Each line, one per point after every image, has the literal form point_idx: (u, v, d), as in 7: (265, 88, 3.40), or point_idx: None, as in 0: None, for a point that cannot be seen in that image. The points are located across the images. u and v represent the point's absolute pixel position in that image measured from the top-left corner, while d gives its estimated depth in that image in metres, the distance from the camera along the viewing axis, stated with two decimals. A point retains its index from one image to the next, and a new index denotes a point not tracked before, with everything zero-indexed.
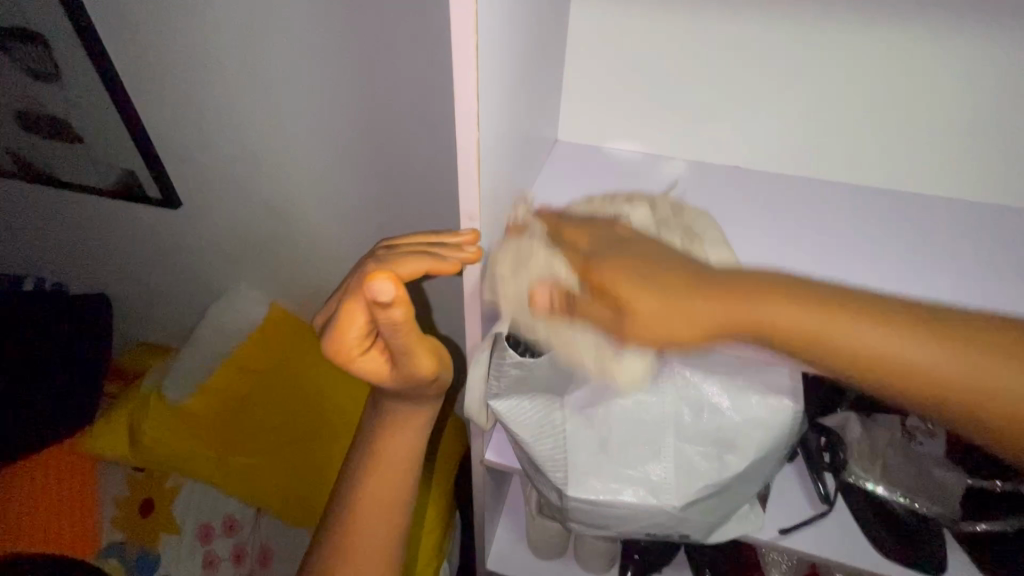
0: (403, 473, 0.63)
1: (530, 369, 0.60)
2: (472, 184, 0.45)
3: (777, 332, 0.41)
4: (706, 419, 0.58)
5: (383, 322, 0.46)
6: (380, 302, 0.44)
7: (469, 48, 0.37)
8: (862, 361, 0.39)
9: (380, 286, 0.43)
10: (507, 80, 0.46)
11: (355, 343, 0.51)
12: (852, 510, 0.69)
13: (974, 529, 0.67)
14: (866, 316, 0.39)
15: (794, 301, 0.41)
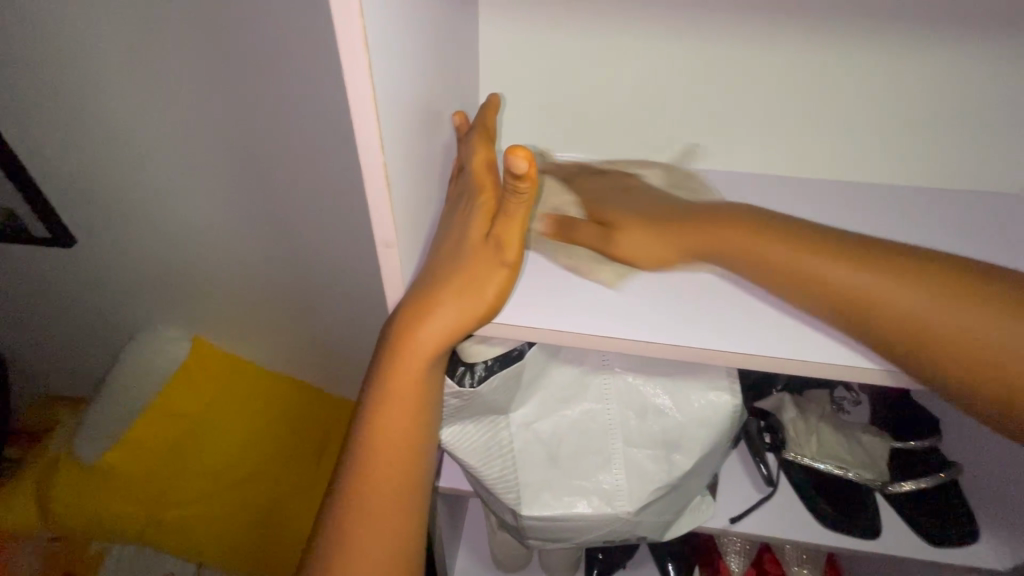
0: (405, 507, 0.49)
1: (469, 399, 0.54)
2: (383, 213, 0.41)
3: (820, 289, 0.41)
4: (651, 421, 0.58)
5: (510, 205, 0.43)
6: (514, 178, 0.39)
7: (360, 73, 0.34)
8: (856, 299, 0.39)
9: (517, 160, 0.37)
10: (412, 98, 0.43)
11: (479, 241, 0.46)
12: (794, 486, 0.72)
13: (903, 489, 0.72)
14: (899, 271, 0.38)
15: (829, 252, 0.41)
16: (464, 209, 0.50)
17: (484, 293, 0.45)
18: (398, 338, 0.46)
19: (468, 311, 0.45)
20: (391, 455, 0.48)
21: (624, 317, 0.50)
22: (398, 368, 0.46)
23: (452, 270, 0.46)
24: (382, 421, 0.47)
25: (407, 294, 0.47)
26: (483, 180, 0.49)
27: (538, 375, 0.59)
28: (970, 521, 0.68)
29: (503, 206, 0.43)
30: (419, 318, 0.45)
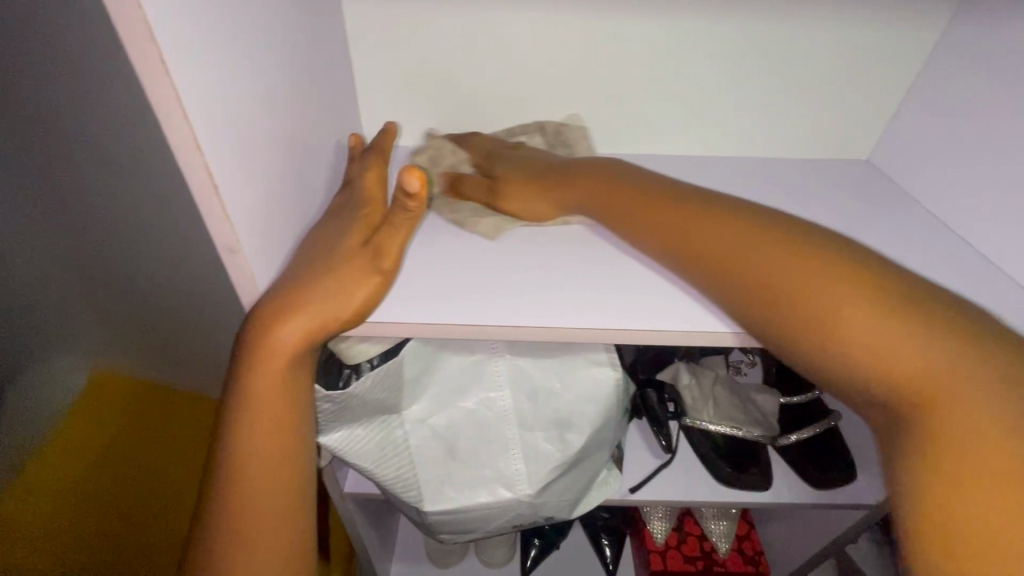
0: (279, 524, 0.46)
1: (345, 400, 0.53)
2: (219, 217, 0.39)
3: (728, 266, 0.42)
4: (543, 403, 0.60)
5: (396, 218, 0.44)
6: (404, 195, 0.42)
7: (162, 76, 0.32)
8: (764, 288, 0.39)
9: (411, 178, 0.41)
10: (239, 96, 0.41)
11: (355, 249, 0.46)
12: (694, 448, 0.77)
13: (790, 440, 0.76)
14: (901, 317, 0.34)
15: (860, 280, 0.35)
16: (345, 219, 0.49)
17: (349, 298, 0.43)
18: (255, 344, 0.43)
19: (332, 315, 0.43)
20: (257, 471, 0.45)
21: (496, 304, 0.51)
22: (260, 374, 0.43)
23: (318, 274, 0.44)
24: (253, 428, 0.44)
25: (261, 299, 0.44)
26: (373, 197, 0.50)
27: (426, 370, 0.58)
28: (846, 463, 0.75)
29: (389, 219, 0.45)
30: (272, 324, 0.42)
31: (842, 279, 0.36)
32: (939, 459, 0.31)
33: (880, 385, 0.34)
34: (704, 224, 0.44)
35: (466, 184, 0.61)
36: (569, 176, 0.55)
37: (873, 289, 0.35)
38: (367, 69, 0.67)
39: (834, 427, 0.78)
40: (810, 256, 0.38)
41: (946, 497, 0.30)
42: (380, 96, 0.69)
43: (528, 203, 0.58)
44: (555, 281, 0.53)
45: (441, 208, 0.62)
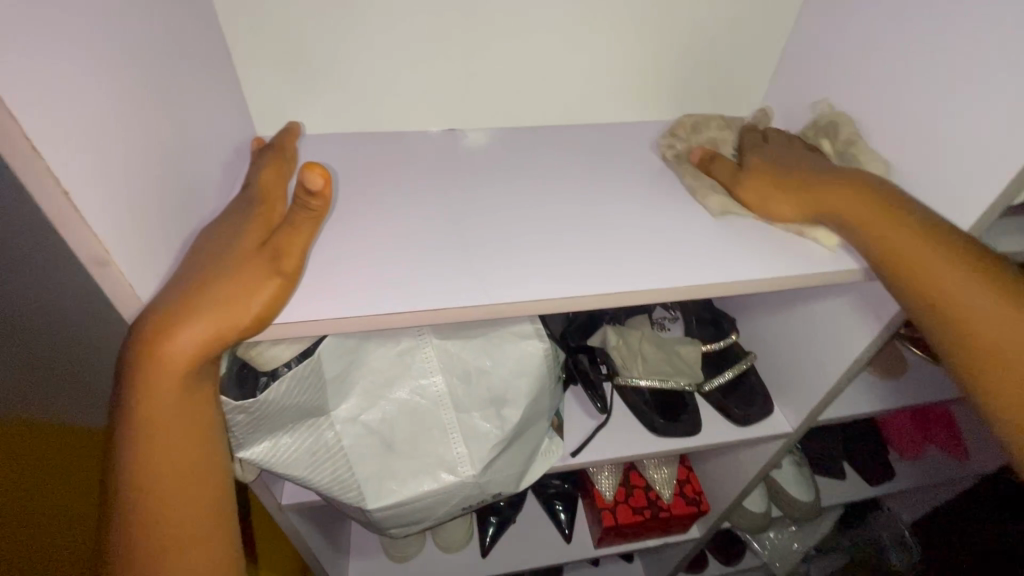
0: (202, 546, 0.43)
1: (258, 409, 0.50)
2: (75, 223, 0.35)
3: (928, 287, 0.48)
4: (476, 383, 0.59)
5: (297, 213, 0.41)
6: (306, 191, 0.39)
7: None
8: (931, 293, 0.48)
9: (311, 175, 0.38)
10: (86, 89, 0.37)
11: (253, 249, 0.43)
12: (629, 405, 0.80)
13: (714, 384, 0.82)
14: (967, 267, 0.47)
15: (907, 227, 0.49)
16: (239, 218, 0.46)
17: (246, 304, 0.40)
18: (139, 360, 0.38)
19: (229, 323, 0.40)
20: (166, 493, 0.41)
21: (416, 288, 0.49)
22: (151, 392, 0.39)
23: (209, 278, 0.41)
24: (151, 449, 0.40)
25: (148, 310, 0.40)
26: (267, 198, 0.48)
27: (351, 366, 0.56)
28: (764, 397, 0.81)
29: (288, 218, 0.42)
30: (163, 333, 0.38)
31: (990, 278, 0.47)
32: (997, 365, 0.46)
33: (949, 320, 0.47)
34: (866, 212, 0.52)
35: (718, 164, 0.63)
36: (812, 179, 0.56)
37: (942, 260, 0.48)
38: (247, 53, 0.62)
39: (751, 366, 0.84)
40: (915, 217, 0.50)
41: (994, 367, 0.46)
42: (267, 84, 0.65)
43: (767, 202, 0.58)
44: (472, 259, 0.53)
45: (348, 197, 0.60)
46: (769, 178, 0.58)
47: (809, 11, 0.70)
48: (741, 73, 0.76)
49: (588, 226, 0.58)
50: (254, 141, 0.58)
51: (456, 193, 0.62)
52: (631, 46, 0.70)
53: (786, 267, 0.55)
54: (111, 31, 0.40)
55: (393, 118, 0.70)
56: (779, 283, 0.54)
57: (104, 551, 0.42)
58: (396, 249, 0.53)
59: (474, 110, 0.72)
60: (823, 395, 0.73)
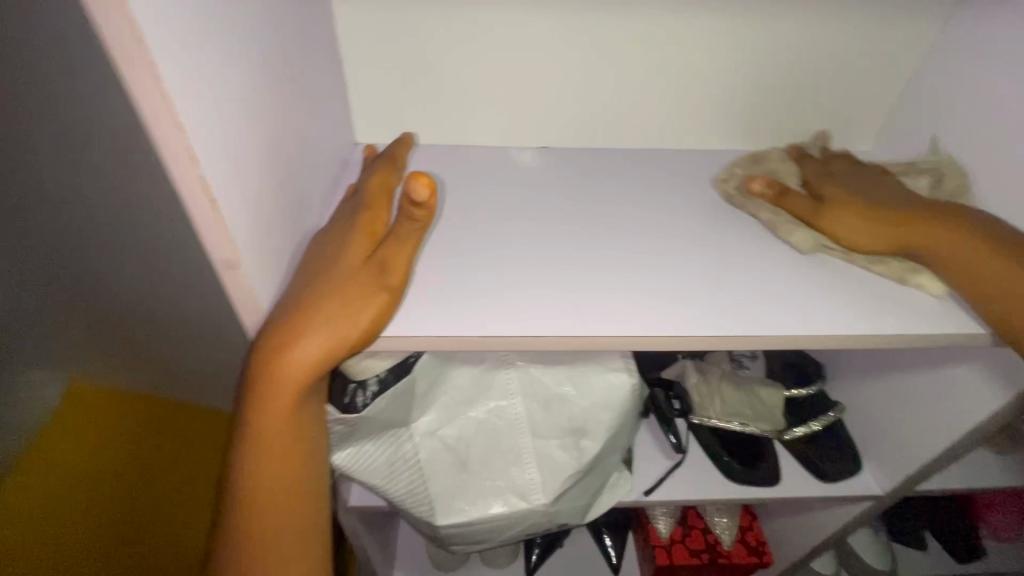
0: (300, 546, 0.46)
1: (357, 423, 0.51)
2: (214, 230, 0.36)
3: (1006, 296, 0.46)
4: (557, 410, 0.58)
5: (409, 224, 0.42)
6: (414, 202, 0.40)
7: (149, 84, 0.29)
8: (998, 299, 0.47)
9: (419, 188, 0.39)
10: (235, 102, 0.38)
11: (358, 261, 0.44)
12: (703, 446, 0.76)
13: (795, 434, 0.77)
14: (978, 243, 0.49)
15: (959, 233, 0.50)
16: (345, 227, 0.48)
17: (358, 320, 0.41)
18: (262, 368, 0.40)
19: (337, 345, 0.41)
20: (270, 497, 0.44)
21: (513, 312, 0.48)
22: (270, 400, 0.41)
23: (321, 298, 0.42)
24: (264, 447, 0.43)
25: (262, 329, 0.41)
26: (373, 203, 0.49)
27: (435, 382, 0.56)
28: (852, 455, 0.75)
29: (398, 229, 0.43)
30: (274, 354, 0.40)
31: (1019, 258, 0.47)
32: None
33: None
34: (938, 245, 0.50)
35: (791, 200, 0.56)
36: (897, 210, 0.53)
37: (989, 236, 0.49)
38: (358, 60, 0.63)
39: (838, 419, 0.78)
40: (971, 238, 0.49)
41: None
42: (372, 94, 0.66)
43: (851, 230, 0.53)
44: (569, 285, 0.52)
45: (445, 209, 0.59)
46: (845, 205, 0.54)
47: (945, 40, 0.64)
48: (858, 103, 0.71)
49: (689, 258, 0.56)
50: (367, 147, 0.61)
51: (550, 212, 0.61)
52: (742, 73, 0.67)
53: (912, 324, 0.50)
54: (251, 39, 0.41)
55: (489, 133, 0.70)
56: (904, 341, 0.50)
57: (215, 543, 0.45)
58: (492, 269, 0.53)
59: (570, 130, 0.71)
60: (926, 463, 0.67)
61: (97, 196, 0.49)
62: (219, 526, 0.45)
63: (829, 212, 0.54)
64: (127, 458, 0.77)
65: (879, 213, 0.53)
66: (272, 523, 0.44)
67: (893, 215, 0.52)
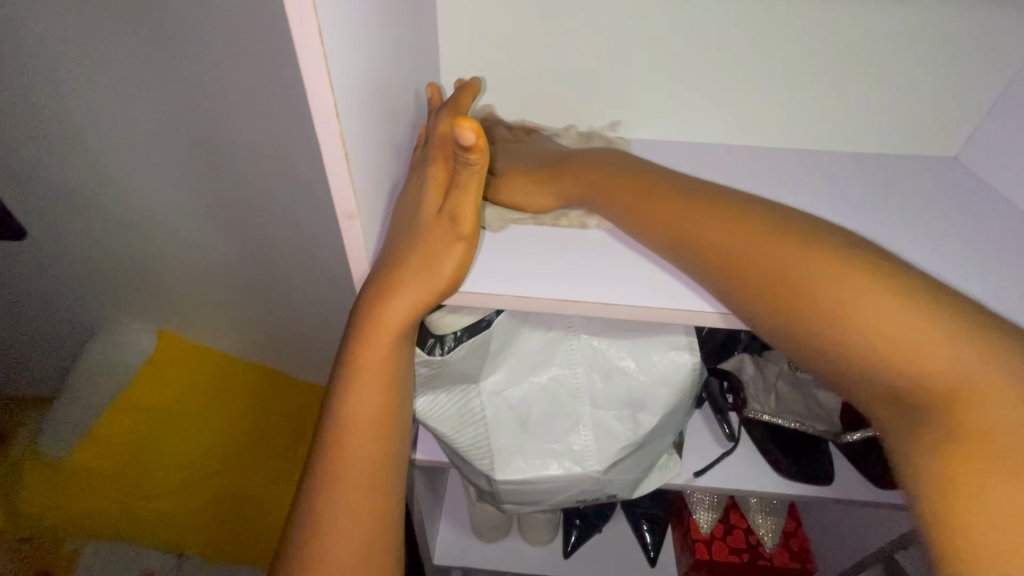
0: (378, 484, 0.48)
1: (440, 365, 0.56)
2: (343, 182, 0.41)
3: (821, 317, 0.34)
4: (617, 383, 0.61)
5: (462, 171, 0.42)
6: (461, 149, 0.40)
7: (315, 53, 0.34)
8: (841, 332, 0.34)
9: (463, 131, 0.38)
10: (369, 74, 0.43)
11: (432, 215, 0.47)
12: (754, 440, 0.76)
13: (852, 439, 0.75)
14: (865, 277, 0.34)
15: (778, 240, 0.38)
16: (421, 178, 0.49)
17: (444, 264, 0.45)
18: (371, 295, 0.46)
19: (429, 292, 0.46)
20: (357, 431, 0.48)
21: (585, 278, 0.52)
22: (372, 326, 0.46)
23: (417, 249, 0.46)
24: (358, 371, 0.47)
25: (370, 277, 0.47)
26: (440, 147, 0.48)
27: (507, 343, 0.60)
28: None
29: (457, 179, 0.44)
30: (381, 298, 0.46)
31: (865, 278, 0.34)
32: (963, 429, 0.29)
33: (859, 341, 0.33)
34: (591, 195, 0.51)
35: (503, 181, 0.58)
36: (564, 169, 0.54)
37: (800, 275, 0.36)
38: None
39: None
40: (817, 248, 0.37)
41: (962, 461, 0.29)
42: None
43: (527, 196, 0.56)
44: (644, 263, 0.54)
45: None
46: (516, 177, 0.57)
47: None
48: None
49: None
50: (428, 87, 0.58)
51: None
52: None
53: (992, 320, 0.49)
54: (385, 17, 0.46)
55: None
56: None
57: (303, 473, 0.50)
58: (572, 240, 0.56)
59: None
60: None
61: (275, 212, 0.96)
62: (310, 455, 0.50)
63: (502, 184, 0.57)
64: (230, 396, 1.15)
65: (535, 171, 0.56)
66: (354, 457, 0.48)
67: (539, 172, 0.56)
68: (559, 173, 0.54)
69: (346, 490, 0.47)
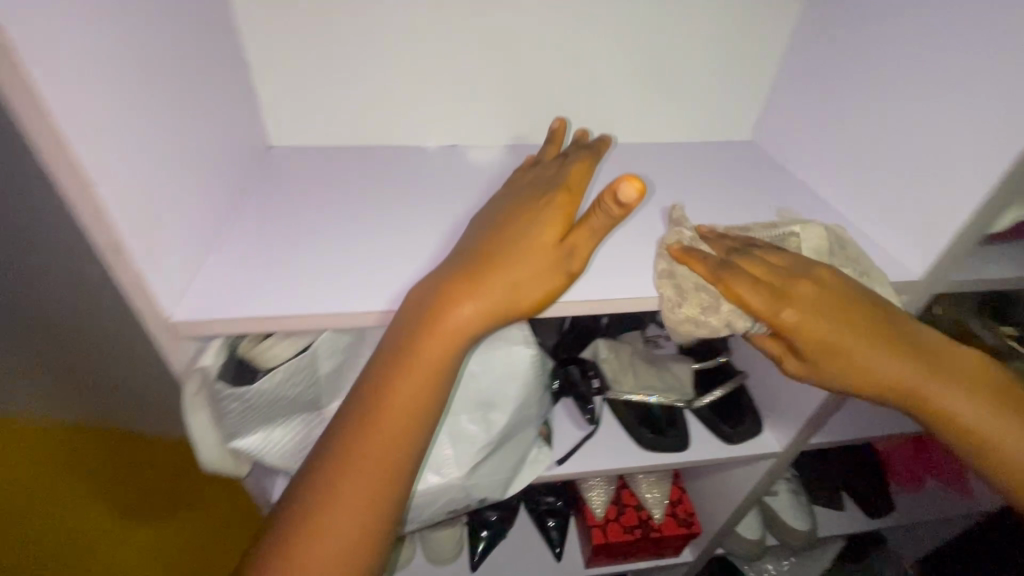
0: (370, 529, 0.41)
1: (250, 398, 0.50)
2: (93, 209, 0.37)
3: (867, 379, 0.48)
4: (465, 387, 0.61)
5: (601, 215, 0.44)
6: (616, 197, 0.41)
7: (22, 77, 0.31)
8: (889, 387, 0.48)
9: (629, 185, 0.41)
10: (125, 98, 0.40)
11: (544, 239, 0.46)
12: (618, 418, 0.81)
13: (702, 402, 0.82)
14: (880, 342, 0.48)
15: (520, 239, 0.47)
16: (531, 205, 0.50)
17: (529, 292, 0.45)
18: (412, 335, 0.44)
19: (505, 306, 0.44)
20: (368, 456, 0.41)
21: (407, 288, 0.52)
22: (401, 368, 0.43)
23: (513, 254, 0.46)
24: (369, 429, 0.42)
25: (436, 280, 0.46)
26: (569, 185, 0.51)
27: (346, 362, 0.57)
28: (753, 417, 0.82)
29: (588, 214, 0.45)
30: (454, 300, 0.44)
31: (879, 349, 0.48)
32: (958, 423, 0.48)
33: (467, 336, 0.44)
34: (547, 256, 0.46)
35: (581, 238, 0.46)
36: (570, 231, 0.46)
37: (499, 282, 0.44)
38: (265, 62, 0.66)
39: (741, 386, 0.84)
40: (480, 283, 0.44)
41: (973, 437, 0.48)
42: (282, 96, 0.69)
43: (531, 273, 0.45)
44: None
45: (355, 201, 0.63)
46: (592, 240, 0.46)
47: (800, 29, 0.72)
48: (735, 94, 0.78)
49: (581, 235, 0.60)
50: (556, 119, 0.62)
51: (459, 201, 0.65)
52: (631, 71, 0.74)
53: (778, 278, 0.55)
54: (155, 35, 0.45)
55: (402, 132, 0.74)
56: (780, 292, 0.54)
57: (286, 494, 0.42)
58: (399, 252, 0.56)
59: (477, 128, 0.76)
60: (812, 415, 0.74)
61: None
62: (298, 472, 0.42)
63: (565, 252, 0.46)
64: None
65: (535, 235, 0.47)
66: (350, 493, 0.41)
67: (557, 218, 0.48)
68: (555, 240, 0.46)
69: (352, 516, 0.40)
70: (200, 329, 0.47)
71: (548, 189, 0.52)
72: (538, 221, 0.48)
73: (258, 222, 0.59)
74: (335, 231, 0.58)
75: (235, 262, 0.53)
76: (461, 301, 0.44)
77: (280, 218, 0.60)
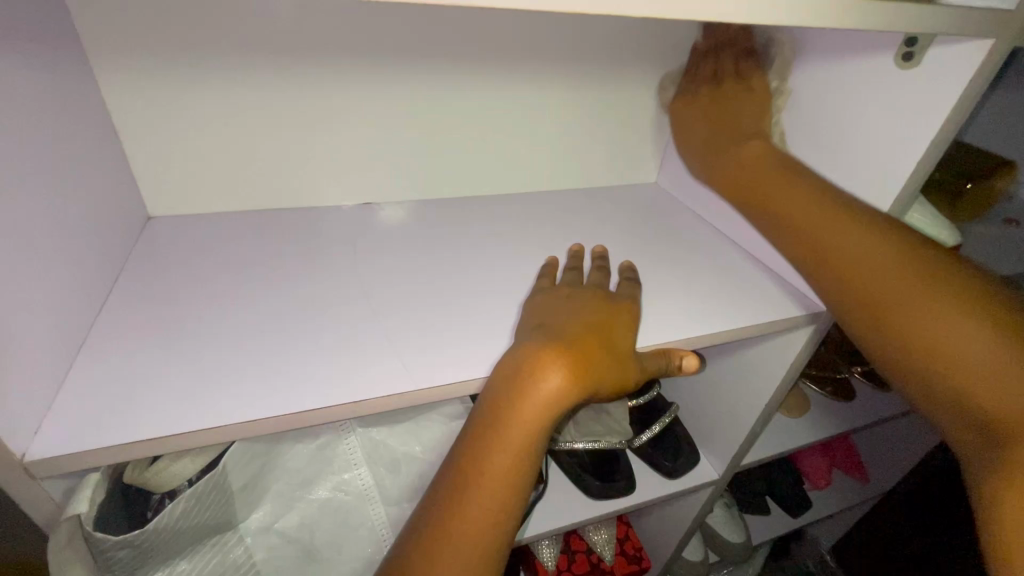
0: None
1: (141, 541, 0.41)
2: None
3: (887, 307, 0.47)
4: (404, 470, 0.56)
5: (658, 364, 0.52)
6: (680, 364, 0.53)
7: None
8: (913, 323, 0.46)
9: (691, 360, 0.53)
10: None
11: (627, 349, 0.49)
12: (565, 468, 0.79)
13: (642, 439, 0.83)
14: (919, 281, 0.46)
15: (580, 331, 0.48)
16: (581, 304, 0.52)
17: (606, 376, 0.46)
18: (501, 407, 0.44)
19: (591, 383, 0.45)
20: (475, 516, 0.42)
21: (329, 382, 0.46)
22: (499, 436, 0.44)
23: (593, 338, 0.47)
24: (472, 501, 0.43)
25: (523, 344, 0.47)
26: (629, 298, 0.55)
27: (265, 468, 0.50)
28: (689, 447, 0.84)
29: (652, 351, 0.52)
30: (539, 375, 0.44)
31: (924, 287, 0.46)
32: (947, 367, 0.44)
33: (543, 422, 0.44)
34: (623, 353, 0.48)
35: (650, 356, 0.51)
36: (626, 335, 0.50)
37: (576, 363, 0.45)
38: (135, 130, 0.57)
39: (675, 417, 0.86)
40: (550, 374, 0.44)
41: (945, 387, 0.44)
42: (159, 163, 0.60)
43: (610, 367, 0.47)
44: (394, 342, 0.51)
45: (259, 279, 0.56)
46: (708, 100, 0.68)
47: None
48: (639, 144, 0.82)
49: (513, 295, 0.58)
50: (576, 244, 0.63)
51: (376, 268, 0.60)
52: (542, 125, 0.74)
53: (709, 323, 0.57)
54: None
55: (304, 194, 0.68)
56: (712, 341, 0.56)
57: (394, 551, 0.43)
58: (316, 337, 0.50)
59: (387, 186, 0.71)
60: (743, 440, 0.78)
61: None
62: (409, 524, 0.44)
63: (644, 358, 0.51)
64: None
65: (592, 327, 0.49)
66: (451, 563, 0.41)
67: (626, 318, 0.51)
68: (615, 337, 0.49)
69: None
70: (61, 466, 0.38)
71: (602, 295, 0.53)
72: (605, 313, 0.51)
73: (137, 315, 0.50)
74: (237, 317, 0.51)
75: (109, 372, 0.44)
76: (514, 376, 0.44)
77: (169, 308, 0.51)
